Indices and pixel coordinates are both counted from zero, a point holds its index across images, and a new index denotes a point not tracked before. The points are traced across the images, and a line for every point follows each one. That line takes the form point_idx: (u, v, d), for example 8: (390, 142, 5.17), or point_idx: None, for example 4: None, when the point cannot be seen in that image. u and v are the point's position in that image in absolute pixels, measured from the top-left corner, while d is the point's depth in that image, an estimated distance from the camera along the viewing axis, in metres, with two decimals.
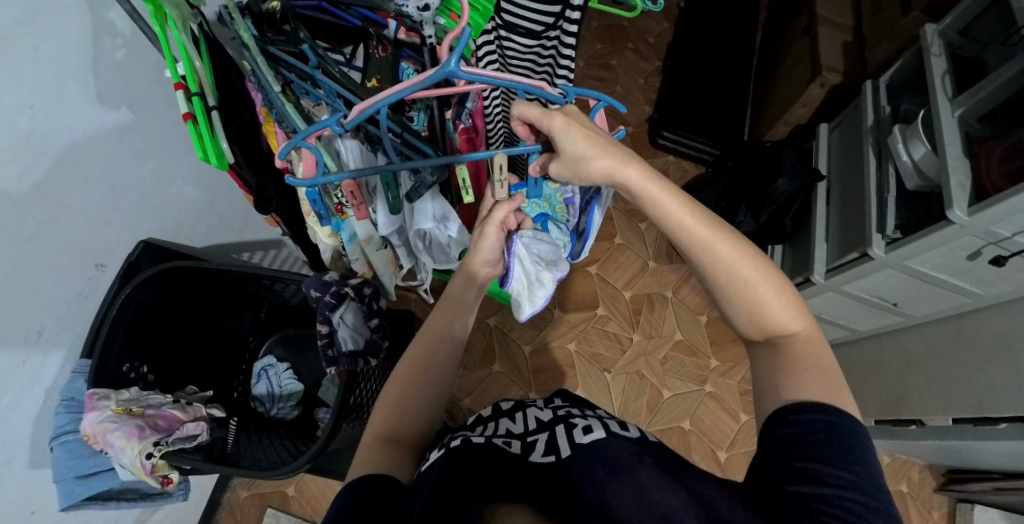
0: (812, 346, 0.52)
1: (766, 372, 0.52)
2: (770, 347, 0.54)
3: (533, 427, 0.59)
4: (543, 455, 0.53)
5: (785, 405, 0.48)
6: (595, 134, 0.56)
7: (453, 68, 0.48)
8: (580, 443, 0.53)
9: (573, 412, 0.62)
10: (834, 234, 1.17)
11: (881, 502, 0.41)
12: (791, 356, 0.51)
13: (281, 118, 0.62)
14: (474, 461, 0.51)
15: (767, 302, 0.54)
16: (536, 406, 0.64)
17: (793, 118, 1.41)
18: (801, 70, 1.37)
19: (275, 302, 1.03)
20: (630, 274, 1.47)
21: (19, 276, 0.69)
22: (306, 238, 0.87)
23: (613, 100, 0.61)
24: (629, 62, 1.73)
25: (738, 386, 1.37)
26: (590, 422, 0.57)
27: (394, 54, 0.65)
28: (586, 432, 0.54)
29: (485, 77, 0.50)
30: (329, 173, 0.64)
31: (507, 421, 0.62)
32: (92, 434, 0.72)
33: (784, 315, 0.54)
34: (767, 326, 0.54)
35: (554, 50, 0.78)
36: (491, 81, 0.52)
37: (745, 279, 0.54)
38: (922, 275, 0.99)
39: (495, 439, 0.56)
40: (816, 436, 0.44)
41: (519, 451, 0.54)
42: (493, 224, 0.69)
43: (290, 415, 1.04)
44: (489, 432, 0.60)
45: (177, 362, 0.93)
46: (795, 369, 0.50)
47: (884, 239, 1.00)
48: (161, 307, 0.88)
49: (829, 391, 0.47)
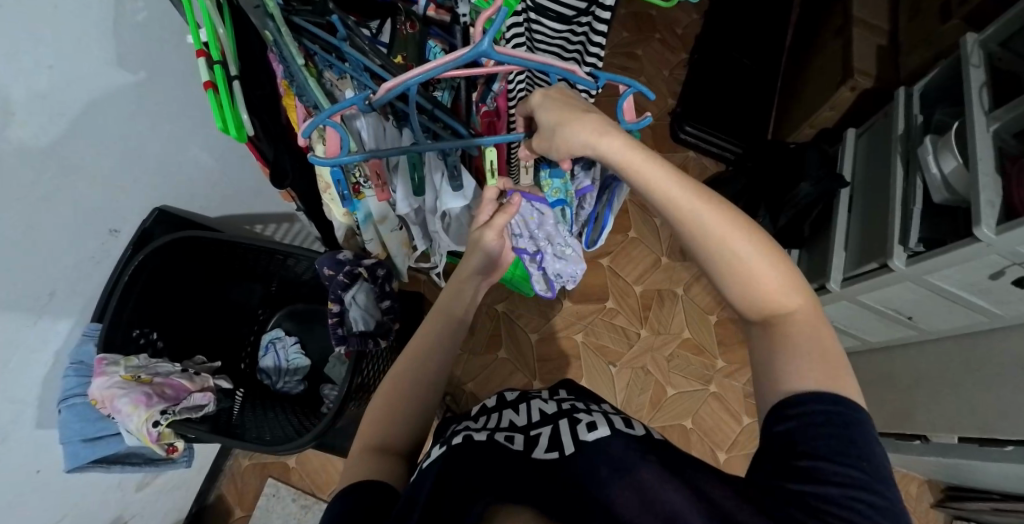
0: (809, 324, 0.49)
1: (763, 353, 0.49)
2: (765, 325, 0.50)
3: (535, 420, 0.62)
4: (547, 450, 0.56)
5: (780, 397, 0.46)
6: (572, 104, 0.55)
7: (485, 48, 0.46)
8: (583, 441, 0.55)
9: (577, 406, 0.64)
10: (853, 243, 1.16)
11: (889, 500, 0.40)
12: (790, 334, 0.48)
13: (303, 91, 0.61)
14: (474, 460, 0.53)
15: (757, 267, 0.50)
16: (539, 398, 0.68)
17: (820, 120, 1.38)
18: (832, 71, 1.34)
19: (285, 277, 1.02)
20: (643, 267, 1.43)
21: (35, 238, 0.69)
22: (320, 214, 0.86)
23: (644, 88, 0.58)
24: (654, 52, 1.70)
25: (743, 388, 1.34)
26: (595, 419, 0.59)
27: (422, 31, 0.62)
28: (589, 430, 0.56)
29: (517, 58, 0.49)
30: (352, 153, 0.62)
31: (510, 413, 0.65)
32: (99, 399, 0.73)
33: (774, 284, 0.49)
34: (765, 298, 0.50)
35: (585, 36, 0.76)
36: (522, 62, 0.51)
37: (734, 248, 0.50)
38: (941, 290, 0.97)
39: (497, 435, 0.58)
40: (819, 436, 0.42)
41: (522, 447, 0.56)
42: (493, 229, 0.73)
43: (295, 389, 1.04)
44: (492, 425, 0.62)
45: (186, 331, 0.93)
46: (789, 349, 0.47)
47: (906, 251, 0.98)
48: (172, 273, 0.87)
49: (829, 374, 0.45)
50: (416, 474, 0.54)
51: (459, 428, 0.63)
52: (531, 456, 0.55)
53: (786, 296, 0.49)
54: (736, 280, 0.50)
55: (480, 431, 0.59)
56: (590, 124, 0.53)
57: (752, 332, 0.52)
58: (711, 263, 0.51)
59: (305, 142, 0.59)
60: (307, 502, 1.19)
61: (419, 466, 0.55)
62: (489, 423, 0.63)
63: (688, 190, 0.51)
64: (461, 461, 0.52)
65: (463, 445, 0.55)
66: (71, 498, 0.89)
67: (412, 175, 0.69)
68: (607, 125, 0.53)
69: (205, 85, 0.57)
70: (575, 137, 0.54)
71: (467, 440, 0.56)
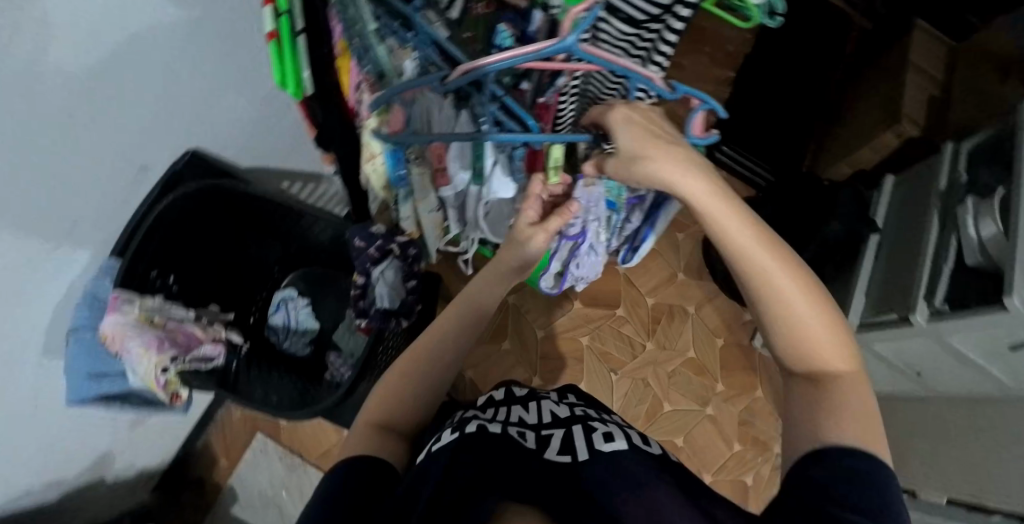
0: (853, 386, 0.48)
1: (797, 406, 0.49)
2: (806, 378, 0.50)
3: (547, 421, 0.61)
4: (558, 453, 0.55)
5: (813, 447, 0.44)
6: (662, 141, 0.53)
7: (571, 44, 0.47)
8: (599, 451, 0.55)
9: (590, 414, 0.64)
10: (874, 290, 1.16)
11: None
12: (829, 392, 0.47)
13: (368, 58, 0.59)
14: (486, 448, 0.53)
15: (811, 318, 0.49)
16: (549, 400, 0.68)
17: (858, 160, 1.36)
18: (879, 112, 1.31)
19: (306, 238, 1.01)
20: (659, 279, 1.42)
21: (64, 168, 0.67)
22: (355, 183, 0.84)
23: (717, 106, 0.57)
24: (700, 64, 1.67)
25: (739, 415, 1.35)
26: (611, 430, 0.59)
27: (494, 13, 0.63)
28: (606, 441, 0.56)
29: (598, 59, 0.49)
30: (415, 132, 0.61)
31: (520, 409, 0.64)
32: (110, 337, 0.73)
33: (826, 341, 0.49)
34: (809, 353, 0.49)
35: (653, 43, 0.73)
36: (601, 64, 0.51)
37: (788, 296, 0.50)
38: (957, 352, 0.97)
39: (510, 429, 0.58)
40: (853, 485, 0.40)
41: (534, 446, 0.56)
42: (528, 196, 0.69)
43: (300, 351, 1.04)
44: (503, 416, 0.61)
45: (201, 279, 0.92)
46: (829, 404, 0.46)
47: (929, 307, 0.98)
48: (195, 219, 0.85)
49: (870, 434, 0.44)
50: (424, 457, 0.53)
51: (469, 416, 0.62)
52: (543, 457, 0.54)
53: (830, 353, 0.49)
54: (781, 323, 0.50)
55: (493, 423, 0.58)
56: (672, 152, 0.52)
57: (791, 384, 0.51)
58: (765, 306, 0.51)
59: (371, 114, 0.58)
60: (293, 463, 1.20)
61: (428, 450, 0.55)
62: (500, 416, 0.62)
63: (753, 229, 0.52)
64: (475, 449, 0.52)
65: (478, 433, 0.55)
66: (67, 428, 0.88)
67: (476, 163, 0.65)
68: (686, 157, 0.52)
69: (268, 35, 0.54)
70: (654, 172, 0.52)
71: (481, 430, 0.55)
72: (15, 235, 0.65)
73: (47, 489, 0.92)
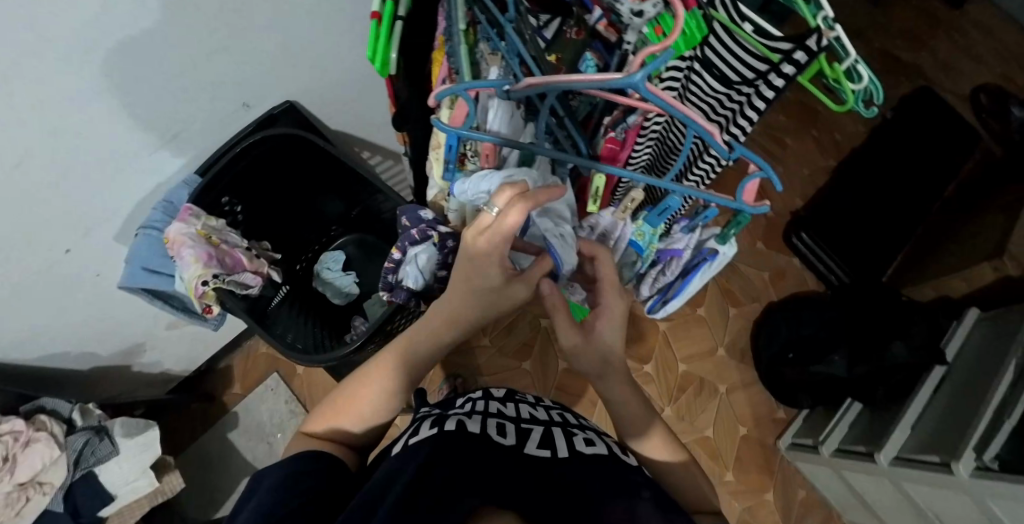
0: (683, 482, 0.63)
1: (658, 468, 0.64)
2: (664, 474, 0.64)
3: (526, 418, 0.64)
4: (540, 446, 0.57)
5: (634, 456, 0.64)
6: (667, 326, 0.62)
7: (637, 83, 0.48)
8: (581, 451, 0.57)
9: (568, 420, 0.67)
10: (923, 428, 1.04)
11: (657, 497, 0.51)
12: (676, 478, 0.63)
13: (453, 55, 0.65)
14: (462, 453, 0.52)
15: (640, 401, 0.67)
16: (527, 402, 0.70)
17: (946, 286, 1.26)
18: (980, 244, 1.21)
19: (368, 208, 1.05)
20: (698, 350, 1.39)
21: (181, 85, 0.75)
22: (421, 166, 0.88)
23: (775, 175, 0.57)
24: (799, 148, 1.62)
25: (741, 512, 1.28)
26: (591, 438, 0.61)
27: (585, 41, 0.65)
28: (589, 445, 0.58)
29: (664, 101, 0.51)
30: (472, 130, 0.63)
31: (499, 403, 0.66)
32: (172, 240, 0.80)
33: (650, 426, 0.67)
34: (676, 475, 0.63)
35: (740, 104, 0.73)
36: (665, 104, 0.52)
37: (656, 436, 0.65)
38: (995, 515, 0.85)
39: (490, 421, 0.60)
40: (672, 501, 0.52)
41: (515, 441, 0.57)
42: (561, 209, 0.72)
43: (334, 301, 1.11)
44: (481, 408, 0.63)
45: (266, 216, 1.00)
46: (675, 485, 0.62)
47: (976, 461, 0.88)
48: (275, 163, 0.93)
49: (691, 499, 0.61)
50: (402, 448, 0.55)
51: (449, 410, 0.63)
52: (522, 450, 0.56)
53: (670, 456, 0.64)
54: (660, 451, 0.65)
55: (471, 418, 0.60)
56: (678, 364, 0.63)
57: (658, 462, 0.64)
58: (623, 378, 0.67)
59: (434, 102, 0.60)
60: (295, 409, 1.27)
61: (404, 441, 0.56)
62: (481, 408, 0.64)
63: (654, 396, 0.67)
64: (447, 450, 0.52)
65: (454, 433, 0.55)
66: (115, 306, 0.97)
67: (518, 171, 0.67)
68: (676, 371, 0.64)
69: (372, 15, 0.61)
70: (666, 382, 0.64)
71: (460, 429, 0.56)
72: (126, 126, 0.74)
73: (80, 358, 1.02)
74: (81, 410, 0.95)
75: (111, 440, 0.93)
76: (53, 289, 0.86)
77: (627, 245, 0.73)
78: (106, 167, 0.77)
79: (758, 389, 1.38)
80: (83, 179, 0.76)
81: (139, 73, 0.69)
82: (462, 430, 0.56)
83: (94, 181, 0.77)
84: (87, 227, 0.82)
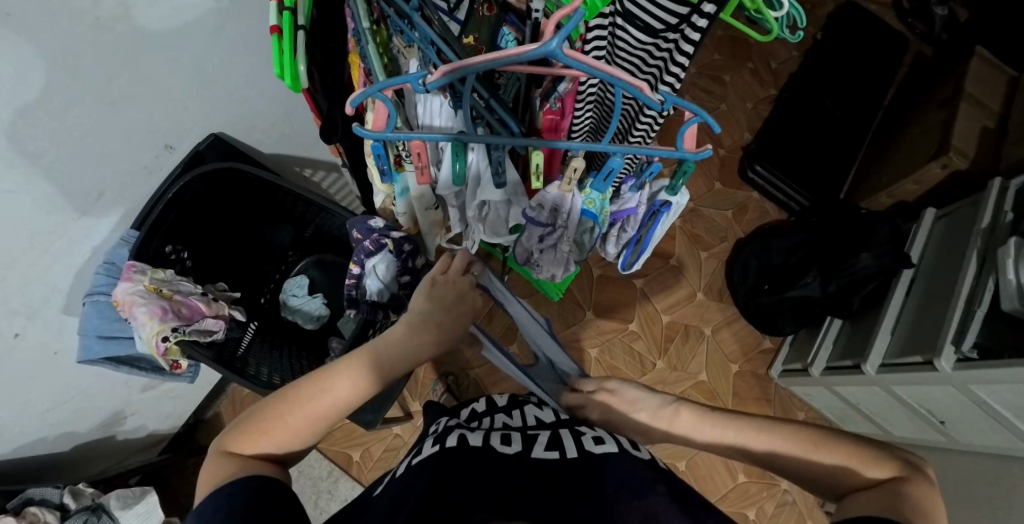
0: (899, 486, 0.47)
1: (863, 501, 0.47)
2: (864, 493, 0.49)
3: (532, 424, 0.63)
4: (546, 449, 0.57)
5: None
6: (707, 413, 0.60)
7: (554, 49, 0.47)
8: (590, 451, 0.56)
9: (575, 420, 0.65)
10: (901, 329, 1.07)
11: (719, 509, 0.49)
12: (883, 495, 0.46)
13: (365, 55, 0.63)
14: (465, 465, 0.52)
15: (826, 449, 0.52)
16: (533, 406, 0.69)
17: (900, 192, 1.28)
18: (924, 143, 1.24)
19: (321, 226, 1.03)
20: (675, 298, 1.43)
21: (88, 143, 0.71)
22: (364, 175, 0.86)
23: (709, 118, 0.56)
24: (739, 82, 1.63)
25: (748, 446, 1.32)
26: (602, 435, 0.60)
27: (498, 16, 0.62)
28: (598, 442, 0.57)
29: (585, 64, 0.50)
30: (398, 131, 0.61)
31: (503, 416, 0.66)
32: (121, 302, 0.77)
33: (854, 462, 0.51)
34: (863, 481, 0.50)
35: (670, 52, 0.71)
36: (588, 67, 0.51)
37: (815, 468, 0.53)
38: (980, 402, 0.89)
39: (495, 433, 0.59)
40: None
41: (522, 447, 0.57)
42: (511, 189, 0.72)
43: (303, 326, 1.08)
44: (487, 424, 0.63)
45: (216, 256, 0.97)
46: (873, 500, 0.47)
47: (956, 353, 0.90)
48: (213, 201, 0.89)
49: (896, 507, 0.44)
50: (407, 466, 0.55)
51: (453, 425, 0.62)
52: (530, 455, 0.55)
53: (879, 469, 0.50)
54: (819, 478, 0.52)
55: (475, 432, 0.59)
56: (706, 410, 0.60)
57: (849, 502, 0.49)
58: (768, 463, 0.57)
59: (353, 111, 0.57)
60: None
61: (409, 462, 0.56)
62: (488, 423, 0.63)
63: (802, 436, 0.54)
64: (454, 466, 0.51)
65: (458, 449, 0.54)
66: (82, 381, 0.93)
67: (454, 164, 0.66)
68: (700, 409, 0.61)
69: (272, 29, 0.58)
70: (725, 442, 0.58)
71: (462, 444, 0.56)
72: (42, 197, 0.70)
73: (59, 440, 0.98)
74: (72, 492, 0.93)
75: (110, 516, 0.92)
76: (13, 380, 0.82)
77: (579, 216, 0.74)
78: (35, 242, 0.73)
79: (741, 324, 1.43)
80: (12, 259, 0.71)
81: (38, 139, 0.64)
82: (464, 445, 0.55)
83: (26, 261, 0.73)
84: (31, 307, 0.78)
